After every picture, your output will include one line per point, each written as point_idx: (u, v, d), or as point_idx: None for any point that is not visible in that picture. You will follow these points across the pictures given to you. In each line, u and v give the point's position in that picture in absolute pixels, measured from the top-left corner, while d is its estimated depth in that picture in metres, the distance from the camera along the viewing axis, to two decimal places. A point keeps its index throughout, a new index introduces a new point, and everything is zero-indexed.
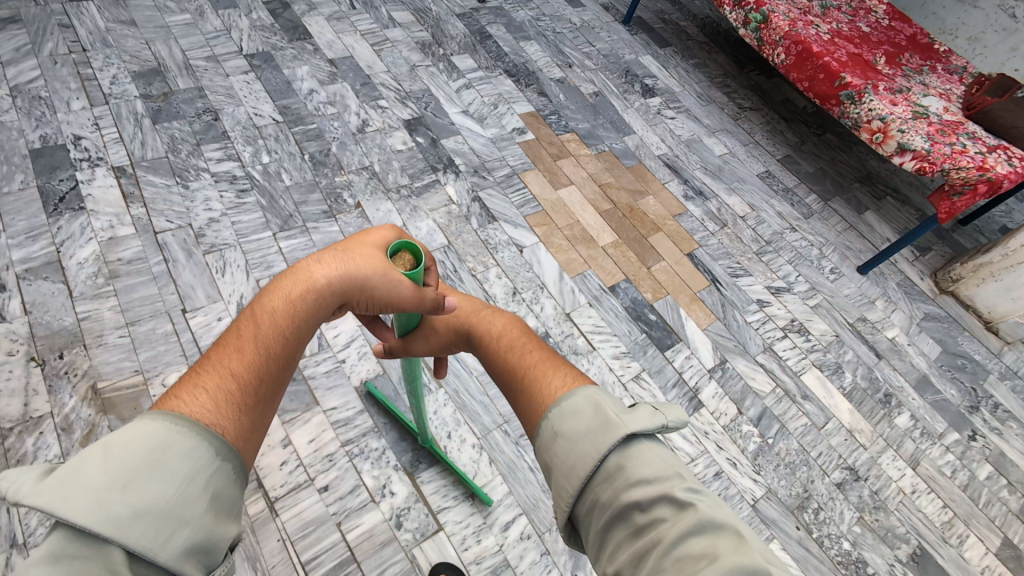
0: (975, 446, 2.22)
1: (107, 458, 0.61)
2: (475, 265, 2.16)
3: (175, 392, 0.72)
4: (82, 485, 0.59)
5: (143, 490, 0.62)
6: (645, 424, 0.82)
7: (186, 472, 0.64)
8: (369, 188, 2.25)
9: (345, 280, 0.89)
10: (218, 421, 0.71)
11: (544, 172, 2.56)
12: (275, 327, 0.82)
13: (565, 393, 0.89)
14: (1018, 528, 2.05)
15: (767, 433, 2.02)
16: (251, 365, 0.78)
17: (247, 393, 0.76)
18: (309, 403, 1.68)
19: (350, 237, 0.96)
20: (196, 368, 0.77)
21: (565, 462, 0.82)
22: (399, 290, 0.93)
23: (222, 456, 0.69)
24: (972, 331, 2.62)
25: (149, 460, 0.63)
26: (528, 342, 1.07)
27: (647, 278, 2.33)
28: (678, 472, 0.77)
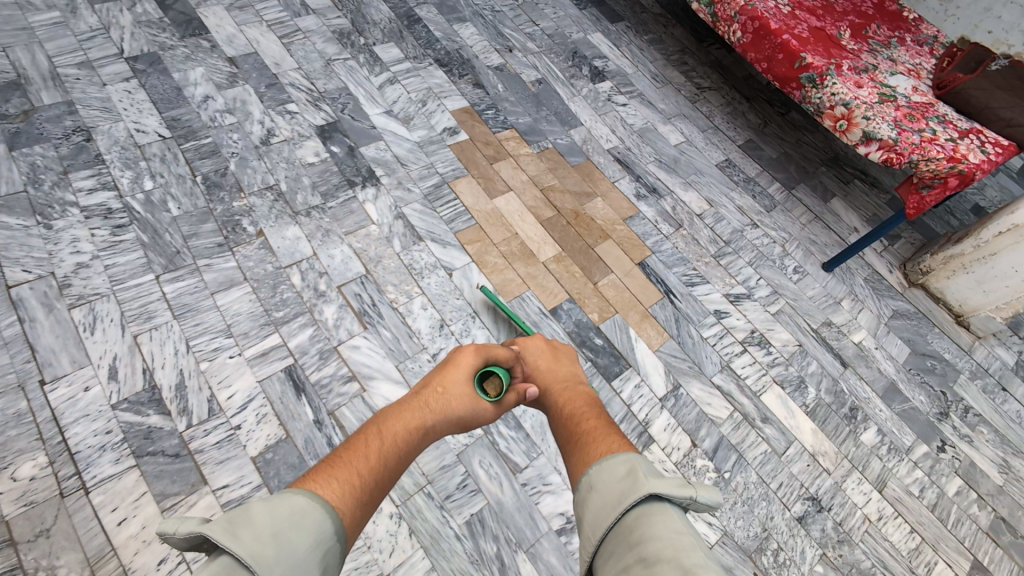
0: (945, 458, 2.09)
1: (269, 508, 0.79)
2: (396, 295, 1.92)
3: (313, 475, 0.90)
4: (247, 526, 0.75)
5: (284, 541, 0.76)
6: (672, 490, 0.91)
7: (315, 537, 0.80)
8: (273, 212, 1.97)
9: (441, 412, 1.14)
10: (342, 506, 0.88)
11: (479, 178, 2.30)
12: (395, 442, 1.03)
13: (606, 457, 1.03)
14: (988, 548, 1.94)
15: (723, 467, 1.86)
16: (371, 471, 0.96)
17: (365, 491, 0.93)
18: (194, 483, 1.48)
19: (446, 370, 1.22)
20: (332, 458, 0.96)
21: (593, 509, 0.95)
22: (478, 415, 1.22)
23: (336, 539, 0.84)
24: (943, 328, 2.46)
25: (294, 516, 0.80)
26: (589, 412, 1.24)
27: (593, 296, 2.11)
28: (694, 546, 0.83)
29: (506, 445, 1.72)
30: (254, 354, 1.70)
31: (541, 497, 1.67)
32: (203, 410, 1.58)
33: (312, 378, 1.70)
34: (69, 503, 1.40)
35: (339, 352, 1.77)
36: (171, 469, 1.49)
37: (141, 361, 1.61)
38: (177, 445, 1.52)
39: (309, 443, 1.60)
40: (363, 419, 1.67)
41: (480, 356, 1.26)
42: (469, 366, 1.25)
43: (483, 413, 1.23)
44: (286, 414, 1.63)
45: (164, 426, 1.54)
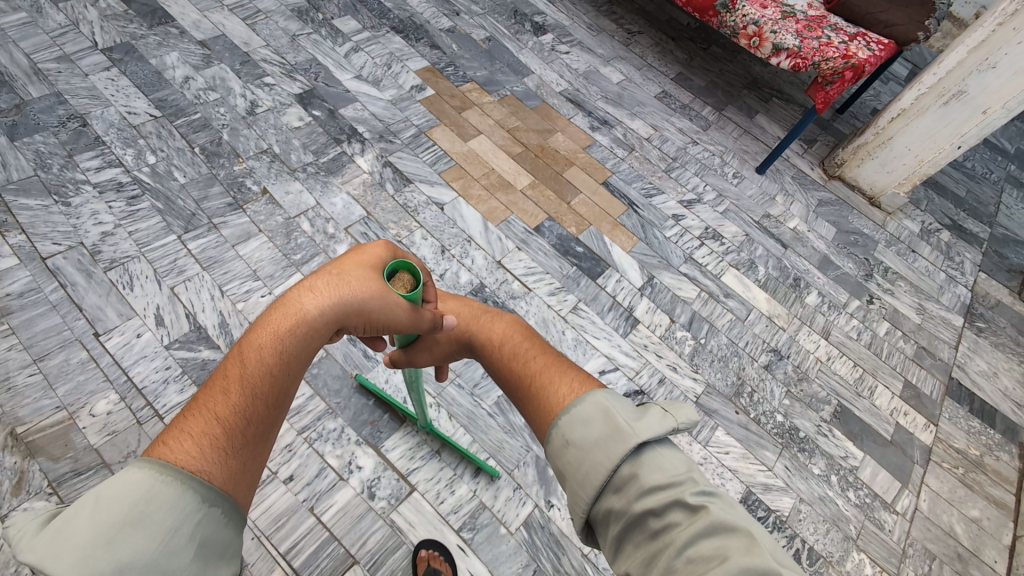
0: (874, 308, 2.51)
1: (95, 510, 0.59)
2: (398, 231, 2.14)
3: (162, 437, 0.69)
4: (67, 542, 0.57)
5: (125, 547, 0.58)
6: (656, 429, 0.85)
7: (169, 525, 0.62)
8: (272, 172, 2.16)
9: (342, 299, 0.90)
10: (202, 467, 0.68)
11: (450, 126, 2.54)
12: (265, 362, 0.79)
13: (574, 401, 0.92)
14: (916, 370, 2.34)
15: (699, 335, 2.19)
16: (237, 407, 0.75)
17: (237, 436, 0.73)
18: None
19: (341, 259, 0.98)
20: (188, 407, 0.74)
21: (577, 468, 0.86)
22: (398, 314, 0.98)
23: (209, 506, 0.66)
24: (860, 209, 2.89)
25: (137, 508, 0.61)
26: (531, 348, 1.12)
27: (569, 213, 2.40)
28: (690, 476, 0.81)
29: None
30: (283, 291, 1.87)
31: None
32: None
33: None
34: (147, 428, 1.55)
35: None
36: None
37: (183, 307, 1.76)
38: None
39: (348, 356, 1.78)
40: None
41: (387, 243, 1.05)
42: (379, 258, 1.00)
43: (395, 307, 0.97)
44: None
45: (217, 357, 1.70)
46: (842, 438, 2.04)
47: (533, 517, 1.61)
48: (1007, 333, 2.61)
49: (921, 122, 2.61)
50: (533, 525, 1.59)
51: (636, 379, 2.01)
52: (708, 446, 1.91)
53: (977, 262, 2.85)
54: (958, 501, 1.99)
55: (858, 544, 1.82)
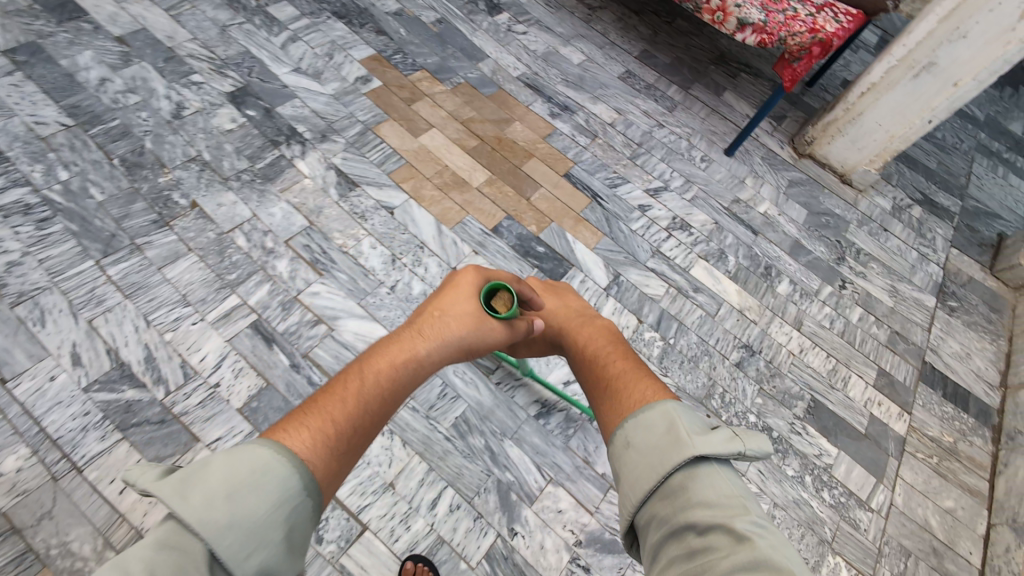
0: (846, 293, 2.43)
1: (225, 467, 0.74)
2: (344, 240, 1.99)
3: (281, 425, 0.85)
4: (199, 488, 0.72)
5: (238, 503, 0.72)
6: (718, 450, 0.90)
7: (278, 497, 0.76)
8: (202, 182, 1.98)
9: (440, 335, 1.11)
10: (314, 460, 0.82)
11: (400, 121, 2.37)
12: (378, 381, 0.98)
13: (645, 407, 1.01)
14: (890, 356, 2.28)
15: (668, 335, 2.09)
16: (349, 417, 0.91)
17: (343, 440, 0.88)
18: (186, 442, 1.51)
19: (444, 294, 1.21)
20: (306, 404, 0.91)
21: (633, 469, 0.94)
22: (486, 339, 1.20)
23: (305, 495, 0.79)
24: (831, 188, 2.80)
25: (253, 476, 0.75)
26: (616, 353, 1.24)
27: (528, 210, 2.26)
28: (744, 506, 0.84)
29: None
30: (217, 316, 1.73)
31: (516, 392, 1.80)
32: (178, 375, 1.60)
33: (279, 328, 1.76)
34: (64, 485, 1.42)
35: (300, 300, 1.83)
36: (160, 434, 1.51)
37: (103, 342, 1.61)
38: (160, 412, 1.54)
39: (291, 385, 1.67)
40: (336, 355, 1.75)
41: (484, 270, 1.26)
42: (472, 288, 1.22)
43: (487, 333, 1.19)
44: (261, 364, 1.68)
45: (142, 398, 1.55)
46: (816, 436, 1.99)
47: (495, 548, 1.54)
48: (979, 311, 2.55)
49: (890, 96, 2.52)
50: (495, 556, 1.53)
51: None
52: None
53: (949, 237, 2.79)
54: (933, 493, 1.96)
55: (834, 547, 1.78)
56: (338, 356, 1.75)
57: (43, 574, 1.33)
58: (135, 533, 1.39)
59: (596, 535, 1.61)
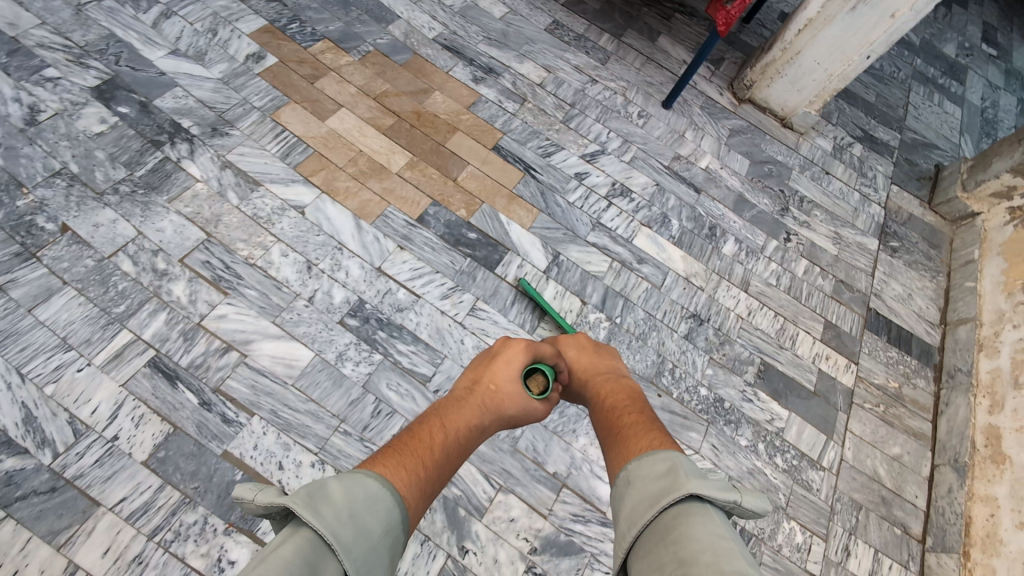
0: (792, 246, 2.37)
1: (347, 490, 0.82)
2: (249, 251, 1.78)
3: (384, 458, 0.95)
4: (327, 504, 0.79)
5: (362, 521, 0.80)
6: (715, 492, 0.87)
7: (386, 525, 0.83)
8: (70, 199, 1.72)
9: (492, 406, 1.22)
10: (409, 495, 0.91)
11: (303, 103, 2.11)
12: (448, 440, 1.09)
13: (650, 452, 1.01)
14: (836, 308, 2.26)
15: (614, 314, 1.99)
16: (432, 463, 1.01)
17: (427, 481, 0.98)
18: (85, 509, 1.37)
19: (495, 365, 1.30)
20: (399, 445, 1.01)
21: (631, 505, 0.93)
22: (527, 412, 1.28)
23: (404, 527, 0.87)
24: (773, 133, 2.70)
25: (367, 501, 0.83)
26: (634, 406, 1.25)
27: (456, 193, 2.08)
28: (733, 550, 0.78)
29: (409, 361, 1.74)
30: (106, 357, 1.54)
31: None
32: (67, 434, 1.43)
33: (183, 362, 1.58)
34: None
35: (205, 327, 1.64)
36: (52, 504, 1.36)
37: None
38: (50, 479, 1.39)
39: (203, 427, 1.52)
40: (253, 385, 1.60)
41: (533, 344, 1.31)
42: (522, 362, 1.28)
43: (532, 407, 1.28)
44: (166, 407, 1.52)
45: (25, 466, 1.39)
46: (766, 400, 1.97)
47: (445, 569, 1.49)
48: (920, 249, 2.54)
49: (828, 33, 2.38)
50: None
51: None
52: None
53: (889, 175, 2.75)
54: (880, 442, 2.00)
55: (788, 512, 1.79)
56: (255, 386, 1.60)
57: None
58: None
59: (552, 539, 1.58)
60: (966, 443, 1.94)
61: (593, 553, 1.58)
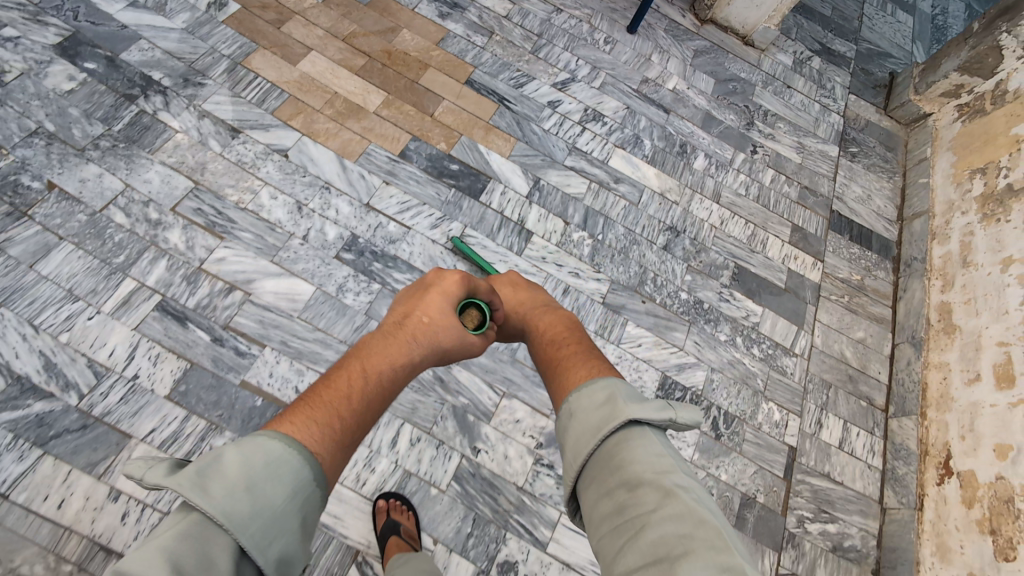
0: (758, 157, 2.48)
1: (243, 460, 0.70)
2: (239, 195, 1.82)
3: (290, 414, 0.80)
4: (218, 479, 0.68)
5: (260, 492, 0.69)
6: (652, 415, 0.90)
7: (291, 490, 0.72)
8: (53, 157, 1.72)
9: (426, 341, 1.04)
10: (323, 451, 0.78)
11: (272, 48, 2.10)
12: (375, 384, 0.92)
13: (587, 381, 1.00)
14: (801, 212, 2.40)
15: (596, 231, 2.10)
16: (353, 412, 0.86)
17: (346, 433, 0.83)
18: (118, 441, 1.46)
19: (426, 296, 1.12)
20: (311, 395, 0.85)
21: (575, 435, 0.93)
22: (464, 349, 1.13)
23: (319, 485, 0.76)
24: (735, 52, 2.77)
25: (267, 469, 0.71)
26: (571, 337, 1.21)
27: (434, 127, 2.12)
28: (671, 464, 0.85)
29: None
30: (114, 304, 1.59)
31: None
32: (89, 377, 1.51)
33: (191, 304, 1.65)
34: None
35: (205, 271, 1.70)
36: (86, 440, 1.45)
37: None
38: (80, 418, 1.46)
39: (219, 360, 1.60)
40: (261, 320, 1.67)
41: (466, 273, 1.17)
42: (455, 293, 1.12)
43: (469, 344, 1.13)
44: (180, 345, 1.59)
45: (54, 408, 1.46)
46: (742, 300, 2.12)
47: (461, 468, 1.63)
48: (877, 153, 2.68)
49: None
50: (463, 476, 1.63)
51: None
52: (621, 344, 1.92)
53: (846, 84, 2.85)
54: (846, 328, 2.18)
55: (766, 395, 1.97)
56: (263, 321, 1.67)
57: None
58: (91, 538, 1.37)
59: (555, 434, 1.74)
60: (921, 321, 2.13)
61: None
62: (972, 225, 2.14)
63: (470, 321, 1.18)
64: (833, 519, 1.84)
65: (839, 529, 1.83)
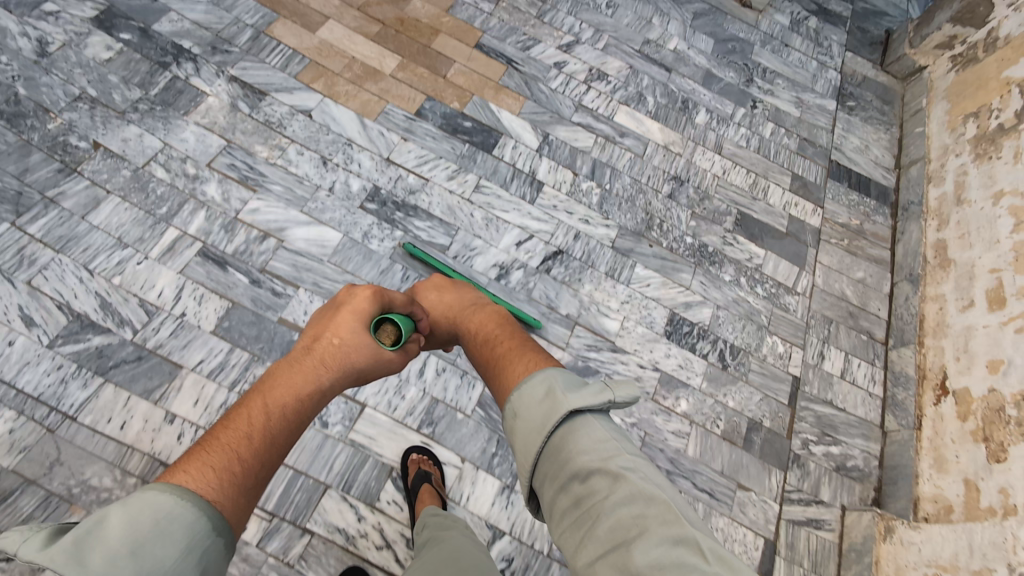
0: (758, 112, 2.58)
1: (127, 519, 0.66)
2: (269, 152, 1.95)
3: (184, 463, 0.75)
4: (100, 547, 0.64)
5: (148, 555, 0.65)
6: (591, 401, 0.88)
7: (185, 543, 0.68)
8: (97, 120, 1.85)
9: (337, 365, 0.99)
10: (220, 498, 0.74)
11: (292, 17, 2.22)
12: (282, 416, 0.87)
13: (524, 378, 0.95)
14: (801, 162, 2.49)
15: (604, 181, 2.21)
16: (257, 449, 0.81)
17: (250, 473, 0.79)
18: (171, 371, 1.59)
19: (335, 317, 1.08)
20: (209, 437, 0.80)
21: (521, 436, 0.90)
22: (380, 365, 1.08)
23: (218, 533, 0.72)
24: (733, 13, 2.86)
25: (157, 529, 0.66)
26: (503, 332, 1.17)
27: (447, 88, 2.24)
28: (617, 446, 0.84)
29: (427, 235, 1.94)
30: (161, 251, 1.72)
31: (473, 260, 1.94)
32: (141, 314, 1.63)
33: (229, 250, 1.77)
34: (61, 434, 1.47)
35: (242, 220, 1.82)
36: (142, 369, 1.58)
37: (51, 299, 1.60)
38: (135, 350, 1.59)
39: (258, 300, 1.72)
40: (294, 264, 1.79)
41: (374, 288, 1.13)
42: (363, 311, 1.09)
43: (384, 360, 1.09)
44: (222, 286, 1.72)
45: (111, 341, 1.59)
46: (745, 243, 2.22)
47: (485, 395, 1.73)
48: (874, 106, 2.76)
49: None
50: (487, 402, 1.72)
51: (551, 239, 2.04)
52: (631, 284, 2.03)
53: (843, 42, 2.93)
54: (846, 269, 2.27)
55: (770, 329, 2.08)
56: (296, 265, 1.80)
57: (73, 510, 1.41)
58: (151, 456, 1.50)
59: (571, 365, 1.86)
60: (918, 259, 2.22)
61: (607, 373, 1.88)
62: (966, 165, 2.23)
63: (387, 336, 1.14)
64: (836, 442, 1.94)
65: (842, 450, 1.93)
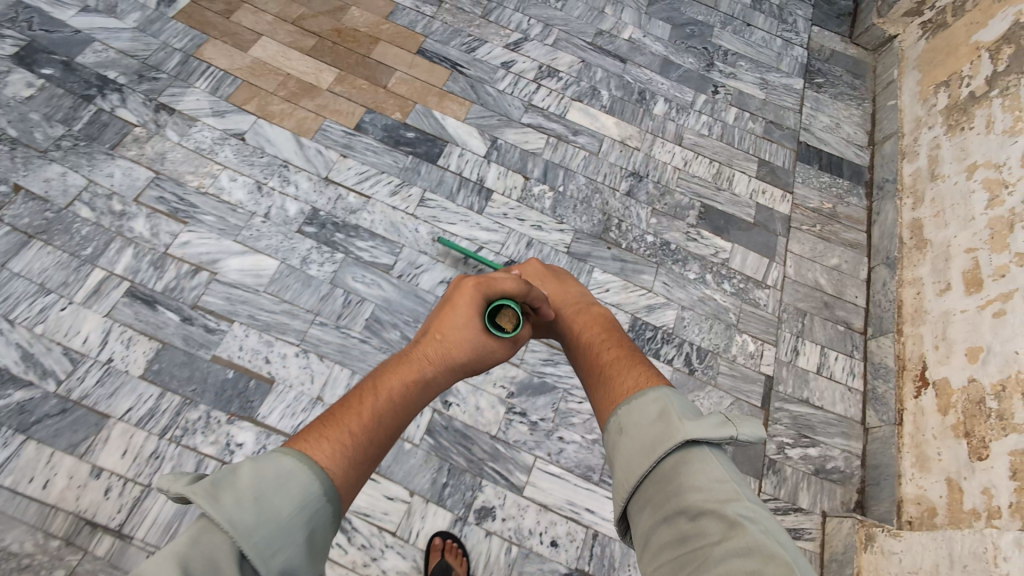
0: (720, 97, 2.46)
1: (257, 465, 0.66)
2: (200, 181, 1.87)
3: (306, 431, 0.74)
4: (232, 489, 0.63)
5: (270, 502, 0.63)
6: (712, 433, 0.76)
7: (304, 501, 0.66)
8: (17, 161, 1.78)
9: (440, 361, 0.95)
10: (337, 467, 0.71)
11: (223, 37, 2.14)
12: (390, 400, 0.83)
13: (633, 393, 0.86)
14: (767, 146, 2.38)
15: (557, 184, 2.11)
16: (366, 430, 0.78)
17: (361, 448, 0.76)
18: (98, 422, 1.52)
19: (443, 314, 1.02)
20: (327, 412, 0.79)
21: (625, 455, 0.80)
22: (485, 359, 1.01)
23: (327, 501, 0.68)
24: None
25: (279, 479, 0.66)
26: (610, 338, 1.09)
27: (388, 99, 2.15)
28: (735, 490, 0.71)
29: (369, 255, 1.86)
30: (85, 294, 1.65)
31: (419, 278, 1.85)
32: (65, 363, 1.56)
33: (159, 288, 1.70)
34: None
35: (172, 255, 1.75)
36: (66, 423, 1.50)
37: None
38: (59, 402, 1.52)
39: (190, 338, 1.65)
40: (228, 297, 1.72)
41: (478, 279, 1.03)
42: (470, 305, 1.00)
43: (492, 352, 1.01)
44: (151, 327, 1.64)
45: (34, 395, 1.52)
46: (710, 237, 2.12)
47: (434, 422, 1.63)
48: (845, 81, 2.63)
49: None
50: (436, 429, 1.63)
51: (502, 250, 1.95)
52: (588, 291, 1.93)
53: (809, 17, 2.80)
54: (819, 256, 2.16)
55: (740, 327, 1.97)
56: (230, 298, 1.72)
57: None
58: (77, 514, 1.43)
59: (526, 382, 1.72)
60: (895, 241, 2.10)
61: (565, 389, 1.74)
62: (939, 137, 2.11)
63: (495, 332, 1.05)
64: (814, 443, 1.84)
65: (821, 452, 1.83)
